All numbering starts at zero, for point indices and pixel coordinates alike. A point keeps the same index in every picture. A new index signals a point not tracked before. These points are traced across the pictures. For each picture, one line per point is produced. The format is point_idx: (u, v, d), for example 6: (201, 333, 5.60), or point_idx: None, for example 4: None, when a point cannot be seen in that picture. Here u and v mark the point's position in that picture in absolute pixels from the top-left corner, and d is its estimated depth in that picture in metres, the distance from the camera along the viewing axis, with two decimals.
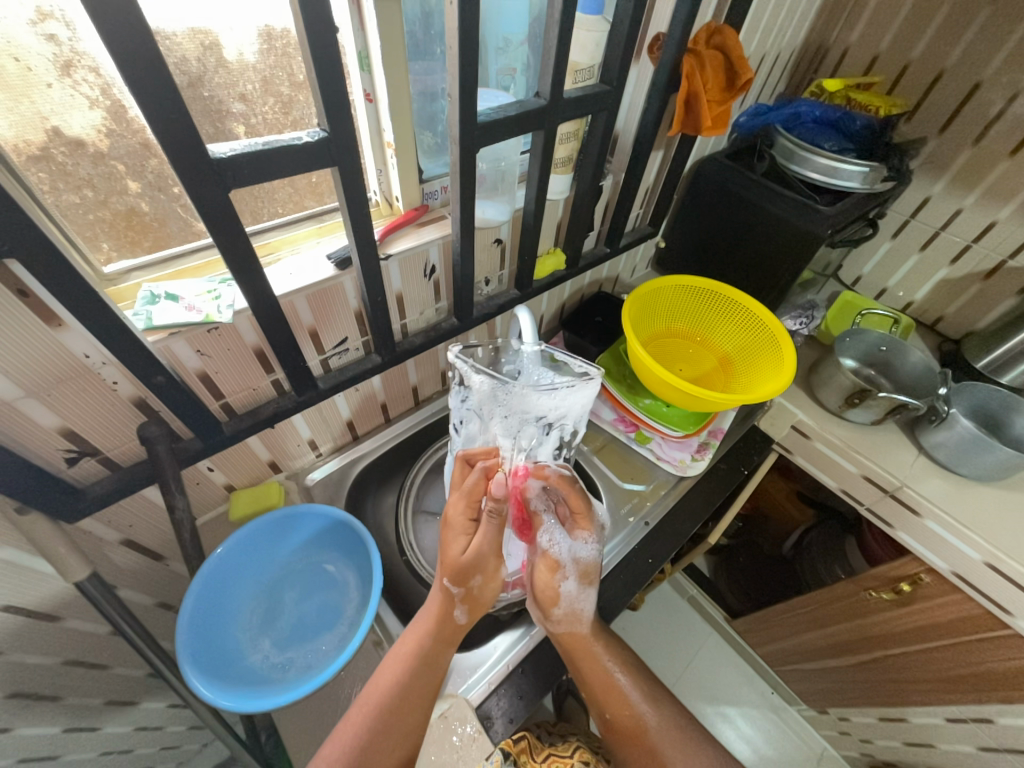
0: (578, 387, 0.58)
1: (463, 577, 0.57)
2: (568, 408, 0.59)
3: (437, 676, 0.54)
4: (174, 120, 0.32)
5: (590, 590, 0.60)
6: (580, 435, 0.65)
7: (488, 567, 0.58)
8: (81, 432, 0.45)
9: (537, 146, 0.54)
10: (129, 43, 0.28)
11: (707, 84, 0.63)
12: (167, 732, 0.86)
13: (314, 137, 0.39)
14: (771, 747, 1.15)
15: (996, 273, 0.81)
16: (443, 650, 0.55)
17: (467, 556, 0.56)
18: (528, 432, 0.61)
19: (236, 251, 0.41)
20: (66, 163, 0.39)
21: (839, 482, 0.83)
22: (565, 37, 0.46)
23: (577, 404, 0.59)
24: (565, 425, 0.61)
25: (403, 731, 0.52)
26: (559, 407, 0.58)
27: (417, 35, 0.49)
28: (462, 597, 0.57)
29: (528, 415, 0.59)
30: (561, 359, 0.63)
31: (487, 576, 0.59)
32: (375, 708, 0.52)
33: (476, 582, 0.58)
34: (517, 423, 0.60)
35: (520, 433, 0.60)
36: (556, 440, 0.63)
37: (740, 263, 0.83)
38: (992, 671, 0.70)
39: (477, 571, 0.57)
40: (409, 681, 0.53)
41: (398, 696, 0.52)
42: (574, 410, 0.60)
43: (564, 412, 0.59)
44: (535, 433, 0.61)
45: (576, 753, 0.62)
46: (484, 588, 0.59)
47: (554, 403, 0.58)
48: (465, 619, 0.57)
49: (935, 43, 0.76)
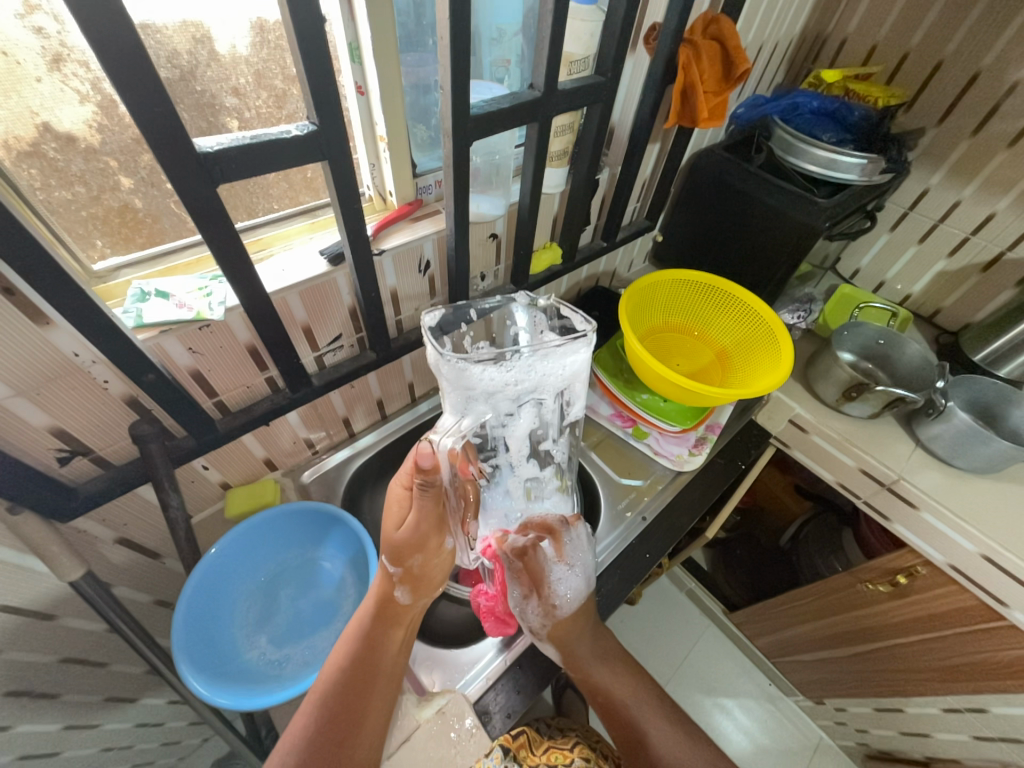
0: (545, 351, 0.46)
1: (402, 555, 0.54)
2: (534, 378, 0.47)
3: (383, 658, 0.53)
4: (160, 114, 0.31)
5: (547, 646, 0.58)
6: (573, 403, 0.53)
7: (430, 545, 0.55)
8: (72, 431, 0.45)
9: (531, 139, 0.53)
10: (112, 35, 0.28)
11: (705, 75, 0.62)
12: (166, 728, 0.86)
13: (303, 130, 0.38)
14: (767, 736, 1.16)
15: (995, 265, 0.81)
16: (386, 631, 0.55)
17: (402, 533, 0.53)
18: (481, 409, 0.49)
19: (226, 246, 0.40)
20: (56, 159, 0.39)
21: (836, 476, 0.83)
22: (559, 27, 0.45)
23: (549, 374, 0.47)
24: (537, 396, 0.50)
25: (355, 725, 0.49)
26: (517, 378, 0.46)
27: (410, 26, 0.48)
28: (400, 578, 0.55)
29: (478, 393, 0.47)
30: (565, 313, 0.52)
31: (428, 555, 0.56)
32: (320, 695, 0.50)
33: (414, 564, 0.55)
34: (466, 400, 0.48)
35: (470, 410, 0.48)
36: (529, 416, 0.52)
37: (737, 256, 0.82)
38: (988, 662, 0.70)
39: (414, 549, 0.54)
40: (353, 664, 0.52)
41: (344, 683, 0.51)
42: (540, 379, 0.47)
43: (527, 384, 0.47)
44: (494, 408, 0.49)
45: (576, 748, 0.61)
46: (424, 569, 0.56)
47: (508, 376, 0.46)
48: (406, 599, 0.56)
49: (934, 32, 0.75)
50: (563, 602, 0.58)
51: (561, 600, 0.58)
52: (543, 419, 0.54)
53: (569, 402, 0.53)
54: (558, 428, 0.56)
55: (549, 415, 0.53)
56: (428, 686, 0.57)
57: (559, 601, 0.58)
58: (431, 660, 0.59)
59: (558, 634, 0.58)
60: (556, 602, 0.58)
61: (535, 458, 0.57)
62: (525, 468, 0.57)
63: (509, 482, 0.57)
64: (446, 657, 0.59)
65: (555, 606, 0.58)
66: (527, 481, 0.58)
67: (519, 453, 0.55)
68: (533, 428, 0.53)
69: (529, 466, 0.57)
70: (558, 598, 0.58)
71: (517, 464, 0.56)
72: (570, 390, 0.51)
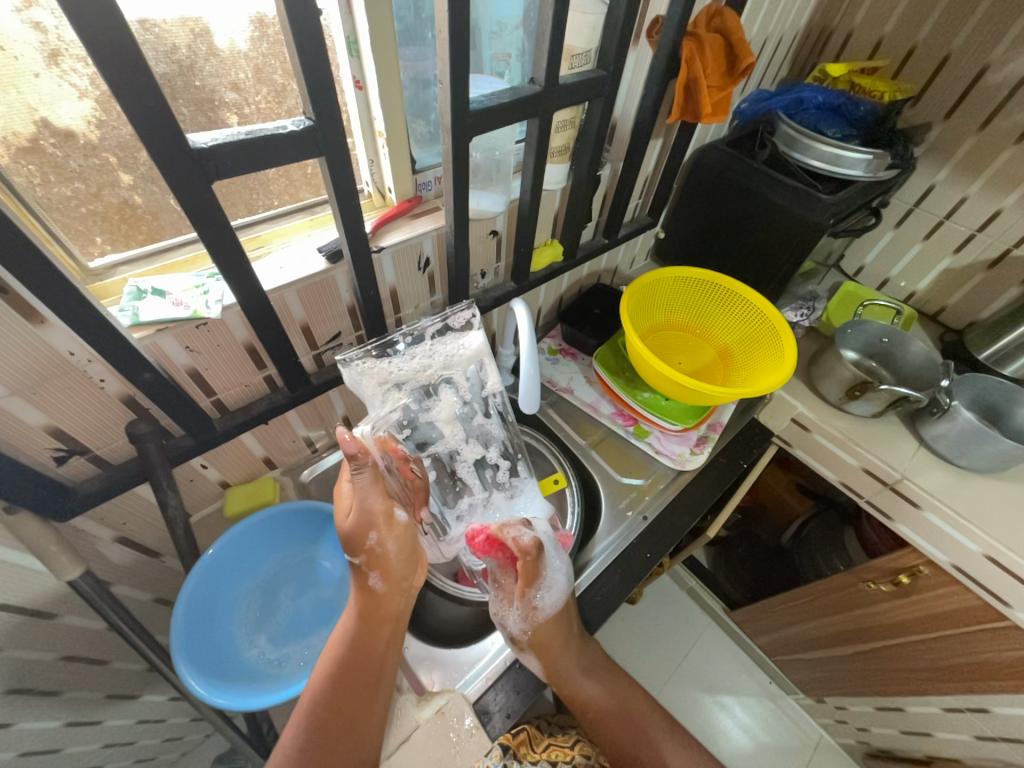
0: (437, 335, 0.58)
1: (357, 542, 0.53)
2: (440, 358, 0.58)
3: (371, 659, 0.53)
4: (153, 109, 0.31)
5: (527, 653, 0.57)
6: (487, 383, 0.63)
7: (384, 521, 0.54)
8: (69, 430, 0.45)
9: (532, 133, 0.52)
10: (101, 29, 0.27)
11: (707, 69, 0.61)
12: (167, 724, 0.87)
13: (299, 125, 0.37)
14: (767, 734, 1.16)
15: (1001, 262, 0.80)
16: (372, 633, 0.54)
17: (351, 519, 0.52)
18: (401, 397, 0.58)
19: (221, 244, 0.39)
20: (56, 156, 0.38)
21: (839, 475, 0.82)
22: (559, 20, 0.44)
23: (453, 354, 0.59)
24: (451, 378, 0.60)
25: (343, 732, 0.48)
26: (424, 362, 0.57)
27: (409, 19, 0.47)
28: (367, 565, 0.54)
29: (396, 382, 0.56)
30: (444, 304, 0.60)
31: (384, 534, 0.54)
32: (309, 704, 0.50)
33: (372, 543, 0.53)
34: (386, 393, 0.56)
35: (393, 400, 0.57)
36: (450, 398, 0.62)
37: (741, 254, 0.81)
38: (991, 661, 0.70)
39: (368, 531, 0.53)
40: (338, 675, 0.51)
41: (329, 691, 0.50)
42: (444, 359, 0.59)
43: (433, 364, 0.58)
44: (420, 396, 0.60)
45: (576, 746, 0.62)
46: (386, 546, 0.54)
47: (415, 362, 0.57)
48: (381, 586, 0.55)
49: (942, 26, 0.74)
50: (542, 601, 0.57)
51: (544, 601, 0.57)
52: (463, 398, 0.63)
53: (483, 379, 0.63)
54: (483, 405, 0.65)
55: (466, 393, 0.63)
56: (428, 685, 0.57)
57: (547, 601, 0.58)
58: (431, 660, 0.59)
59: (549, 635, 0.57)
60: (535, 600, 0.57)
61: (473, 438, 0.64)
62: (468, 451, 0.64)
63: (456, 471, 0.64)
64: (446, 657, 0.59)
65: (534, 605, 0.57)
66: (473, 467, 0.64)
67: (456, 438, 0.63)
68: (461, 413, 0.63)
69: (472, 448, 0.64)
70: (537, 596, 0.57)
71: (461, 449, 0.64)
72: (482, 368, 0.62)
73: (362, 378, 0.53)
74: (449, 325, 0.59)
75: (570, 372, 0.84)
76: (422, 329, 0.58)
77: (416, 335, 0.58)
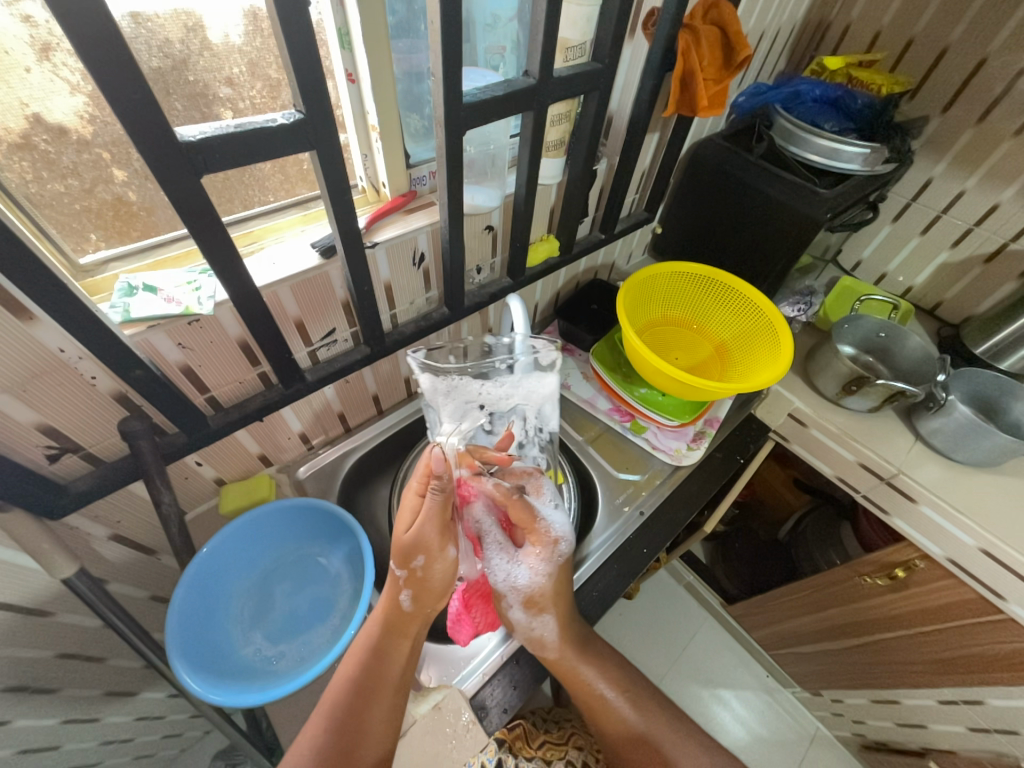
0: (526, 368, 0.58)
1: (406, 556, 0.54)
2: (523, 391, 0.58)
3: (390, 669, 0.53)
4: (139, 102, 0.30)
5: (544, 617, 0.57)
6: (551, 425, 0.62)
7: (436, 549, 0.54)
8: (60, 428, 0.44)
9: (527, 127, 0.52)
10: (84, 22, 0.27)
11: (703, 60, 0.61)
12: (167, 721, 0.87)
13: (288, 119, 0.37)
14: (764, 727, 1.16)
15: (998, 256, 0.80)
16: (393, 643, 0.54)
17: (410, 533, 0.53)
18: (475, 417, 0.58)
19: (211, 240, 0.39)
20: (49, 152, 0.38)
21: (835, 470, 0.83)
22: (553, 11, 0.43)
23: (535, 391, 0.58)
24: (525, 414, 0.60)
25: (360, 734, 0.50)
26: (507, 392, 0.58)
27: (401, 12, 0.47)
28: (406, 581, 0.54)
29: (474, 400, 0.57)
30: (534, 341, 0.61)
31: (432, 558, 0.54)
32: (333, 707, 0.52)
33: (418, 565, 0.54)
34: (464, 407, 0.57)
35: (466, 418, 0.57)
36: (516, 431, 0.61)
37: (739, 248, 0.81)
38: (984, 654, 0.70)
39: (423, 552, 0.53)
40: (359, 682, 0.52)
41: (350, 696, 0.52)
42: (527, 393, 0.58)
43: (515, 396, 0.58)
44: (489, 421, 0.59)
45: (571, 741, 0.67)
46: (431, 572, 0.55)
47: (501, 390, 0.57)
48: (409, 605, 0.55)
49: (940, 18, 0.73)
50: (555, 539, 0.57)
51: (555, 534, 0.57)
52: (528, 436, 0.62)
53: (548, 421, 0.62)
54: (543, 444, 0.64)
55: (531, 432, 0.62)
56: (425, 682, 0.57)
57: (555, 538, 0.57)
58: (430, 657, 0.59)
59: (558, 591, 0.57)
60: (551, 538, 0.56)
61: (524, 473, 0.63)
62: None
63: None
64: (443, 653, 0.60)
65: (546, 544, 0.56)
66: None
67: None
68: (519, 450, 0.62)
69: None
70: (552, 536, 0.57)
71: None
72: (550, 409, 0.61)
73: (444, 392, 0.55)
74: (536, 362, 0.59)
75: (567, 368, 0.84)
76: (514, 361, 0.58)
77: (508, 364, 0.58)
